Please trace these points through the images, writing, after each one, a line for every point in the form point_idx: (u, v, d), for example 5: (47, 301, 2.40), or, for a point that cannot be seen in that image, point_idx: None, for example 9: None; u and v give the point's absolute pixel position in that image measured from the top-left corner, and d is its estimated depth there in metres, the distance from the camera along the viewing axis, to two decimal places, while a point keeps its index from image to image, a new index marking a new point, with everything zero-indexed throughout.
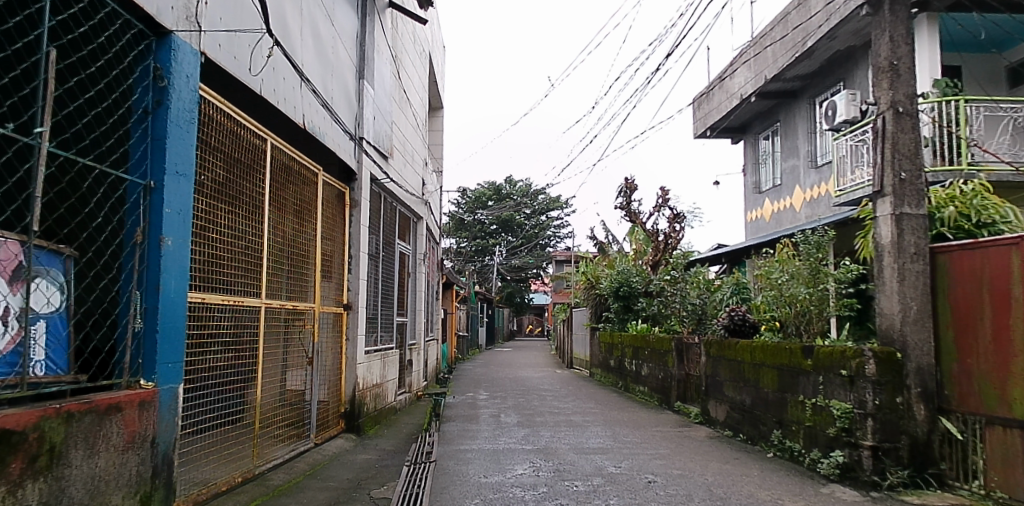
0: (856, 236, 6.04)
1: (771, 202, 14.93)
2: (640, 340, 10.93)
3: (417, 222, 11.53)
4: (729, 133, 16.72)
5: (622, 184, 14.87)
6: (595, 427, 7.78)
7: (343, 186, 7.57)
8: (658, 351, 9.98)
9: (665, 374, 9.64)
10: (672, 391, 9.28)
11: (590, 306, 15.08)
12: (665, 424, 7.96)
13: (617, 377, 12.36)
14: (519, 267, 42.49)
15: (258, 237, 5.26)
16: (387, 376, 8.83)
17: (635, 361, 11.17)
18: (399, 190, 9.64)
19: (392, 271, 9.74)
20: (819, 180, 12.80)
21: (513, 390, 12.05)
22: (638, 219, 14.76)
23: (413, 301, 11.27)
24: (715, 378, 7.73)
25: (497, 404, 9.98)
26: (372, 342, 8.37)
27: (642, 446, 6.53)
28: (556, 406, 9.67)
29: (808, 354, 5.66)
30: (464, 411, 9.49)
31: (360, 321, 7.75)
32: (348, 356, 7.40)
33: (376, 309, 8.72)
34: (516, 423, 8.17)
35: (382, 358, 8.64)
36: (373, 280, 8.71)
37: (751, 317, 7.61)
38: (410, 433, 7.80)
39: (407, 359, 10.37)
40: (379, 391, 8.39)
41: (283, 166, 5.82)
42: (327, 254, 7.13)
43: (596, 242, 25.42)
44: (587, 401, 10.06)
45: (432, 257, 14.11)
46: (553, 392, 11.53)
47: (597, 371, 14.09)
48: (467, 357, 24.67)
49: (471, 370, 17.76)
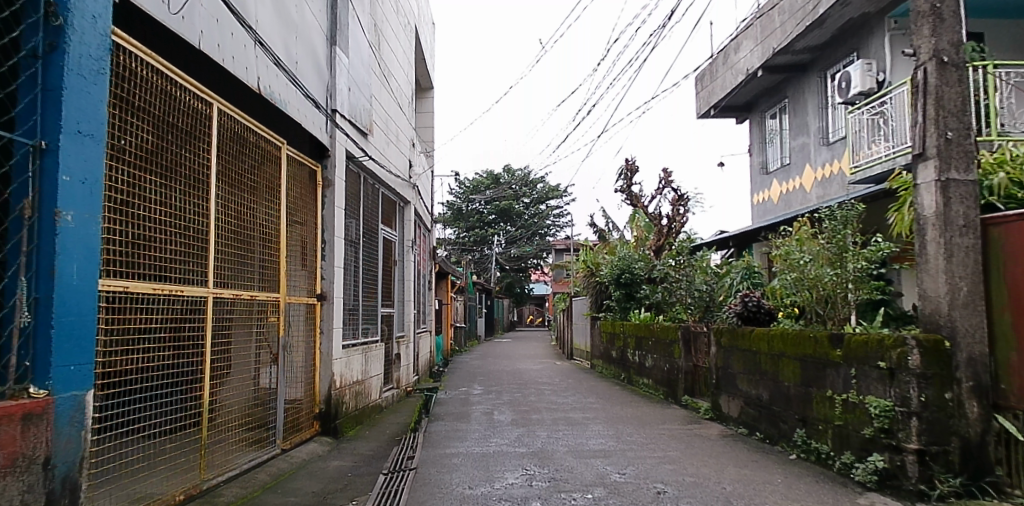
0: (890, 209, 5.32)
1: (779, 182, 14.20)
2: (644, 329, 10.26)
3: (404, 207, 10.79)
4: (734, 112, 15.96)
5: (622, 165, 14.11)
6: (596, 425, 7.10)
7: (315, 164, 6.87)
8: (664, 342, 9.31)
9: (671, 366, 8.97)
10: (679, 384, 8.59)
11: (590, 295, 14.38)
12: (672, 421, 7.27)
13: (619, 369, 11.69)
14: (519, 257, 41.81)
15: (202, 216, 4.56)
16: (371, 372, 8.16)
17: (639, 352, 10.51)
18: (381, 172, 8.90)
19: (376, 258, 9.04)
20: (832, 157, 12.08)
21: (509, 384, 11.37)
22: (640, 203, 14.01)
23: (401, 292, 10.56)
24: (727, 370, 7.04)
25: (491, 400, 9.33)
26: (351, 336, 7.67)
27: (649, 449, 5.85)
28: (554, 401, 8.99)
29: (838, 344, 4.97)
30: (454, 408, 8.81)
31: (338, 312, 7.05)
32: (322, 352, 6.70)
33: (355, 300, 8.00)
34: (509, 421, 7.49)
35: (364, 353, 7.95)
36: (353, 268, 7.98)
37: (767, 304, 6.86)
38: (394, 434, 7.14)
39: (394, 353, 9.69)
40: (362, 389, 7.71)
41: (237, 137, 5.12)
42: (296, 239, 6.41)
43: (596, 229, 24.74)
44: (588, 396, 9.38)
45: (423, 245, 13.39)
46: (552, 386, 10.86)
47: (598, 363, 13.43)
48: (465, 350, 24.04)
49: (468, 363, 17.11)
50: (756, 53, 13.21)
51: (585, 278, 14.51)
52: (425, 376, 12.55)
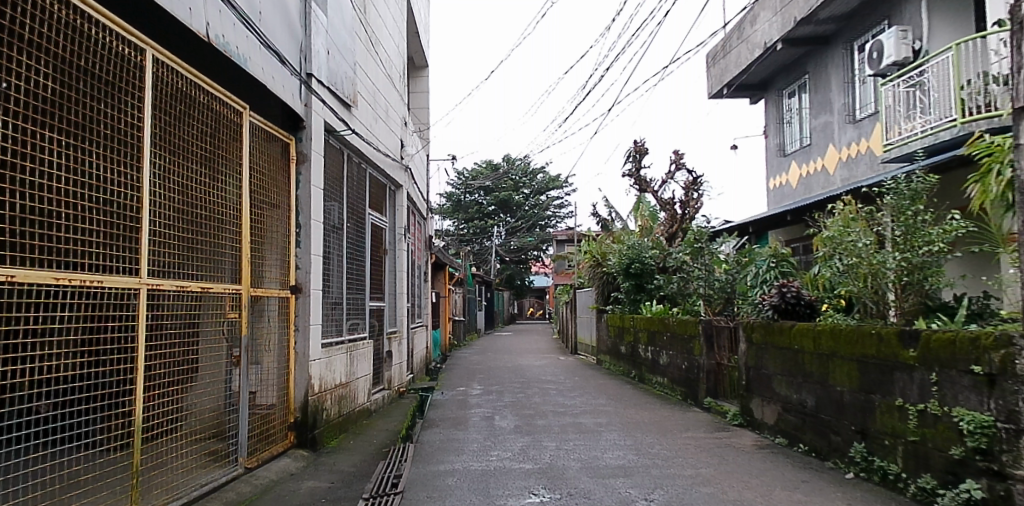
0: (969, 179, 4.49)
1: (797, 165, 13.33)
2: (659, 323, 9.40)
3: (396, 191, 9.89)
4: (747, 92, 15.06)
5: (631, 147, 13.18)
6: (612, 433, 6.24)
7: (287, 135, 5.98)
8: (681, 337, 8.46)
9: (691, 364, 8.11)
10: (700, 384, 7.74)
11: (596, 287, 13.51)
12: (698, 428, 6.41)
13: (630, 367, 10.84)
14: (519, 249, 40.99)
15: (129, 188, 3.63)
16: (357, 374, 7.29)
17: (652, 348, 9.66)
18: (367, 149, 8.00)
19: (363, 246, 8.16)
20: (858, 136, 11.22)
21: (510, 383, 10.53)
22: (649, 187, 13.09)
23: (393, 284, 9.68)
24: (761, 371, 6.16)
25: (491, 402, 8.47)
26: (333, 333, 6.80)
27: (677, 466, 4.98)
28: (562, 404, 8.13)
29: (911, 343, 4.12)
30: (451, 411, 7.97)
31: (317, 306, 6.17)
32: (297, 353, 5.82)
33: (339, 293, 7.12)
34: (512, 428, 6.63)
35: (349, 353, 7.08)
36: (335, 257, 7.09)
37: (807, 295, 6.00)
38: (381, 444, 6.29)
39: (384, 352, 8.82)
40: (347, 392, 6.85)
41: (178, 95, 4.19)
42: (263, 222, 5.49)
43: (600, 219, 23.87)
44: (597, 398, 8.53)
45: (418, 234, 12.49)
46: (557, 385, 10.00)
47: (605, 359, 12.61)
48: (463, 344, 23.21)
49: (467, 359, 16.27)
50: (776, 25, 12.27)
51: (590, 269, 13.62)
52: (421, 373, 11.70)
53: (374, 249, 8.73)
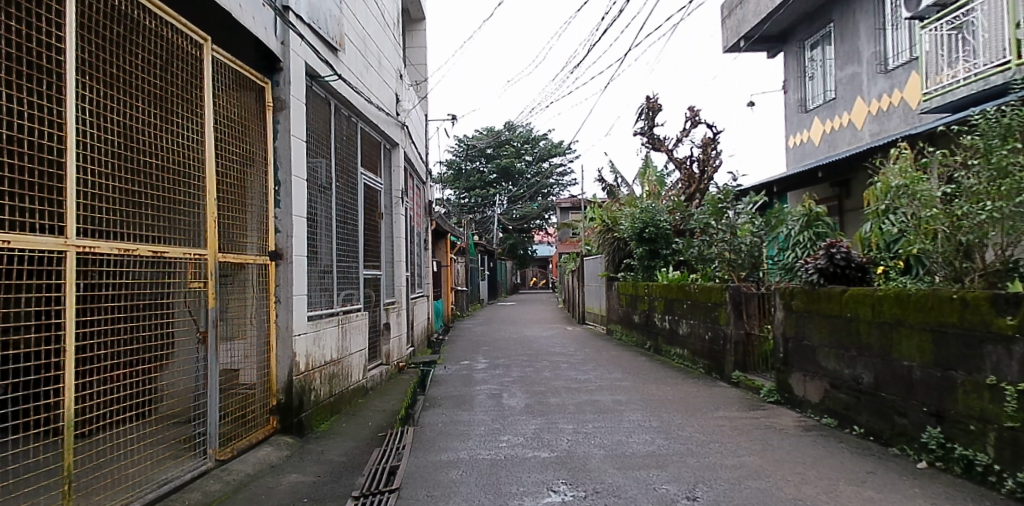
0: None
1: (819, 121, 12.44)
2: (678, 291, 8.68)
3: (391, 149, 9.06)
4: (766, 44, 14.07)
5: (643, 103, 12.21)
6: (634, 413, 5.58)
7: (262, 79, 5.17)
8: (704, 305, 7.75)
9: (715, 334, 7.42)
10: (727, 357, 7.06)
11: (606, 254, 12.75)
12: (731, 407, 5.74)
13: (644, 337, 10.18)
14: (521, 217, 40.18)
15: (48, 127, 2.84)
16: (351, 349, 6.62)
17: (670, 317, 8.99)
18: (358, 100, 7.16)
19: (355, 210, 7.40)
20: (891, 87, 10.33)
21: (517, 355, 9.89)
22: (662, 147, 12.13)
23: (391, 251, 8.94)
24: (803, 343, 5.47)
25: (498, 377, 7.83)
26: (322, 304, 6.09)
27: (716, 453, 4.30)
28: (576, 379, 7.47)
29: (1008, 310, 3.37)
30: (455, 389, 7.33)
31: (303, 274, 5.44)
32: (279, 327, 5.11)
33: (327, 260, 6.39)
34: (523, 408, 5.97)
35: (341, 326, 6.38)
36: (323, 219, 6.34)
37: (858, 256, 5.24)
38: (377, 427, 5.64)
39: (381, 324, 8.14)
40: (338, 370, 6.18)
41: (116, 15, 3.38)
42: (234, 178, 4.70)
43: (606, 185, 23.03)
44: (613, 372, 7.88)
45: (417, 199, 11.70)
46: (568, 358, 9.35)
47: (616, 329, 11.97)
48: (466, 314, 22.61)
49: (471, 330, 15.66)
50: None
51: (600, 234, 12.85)
52: (422, 346, 11.06)
53: (367, 213, 7.97)
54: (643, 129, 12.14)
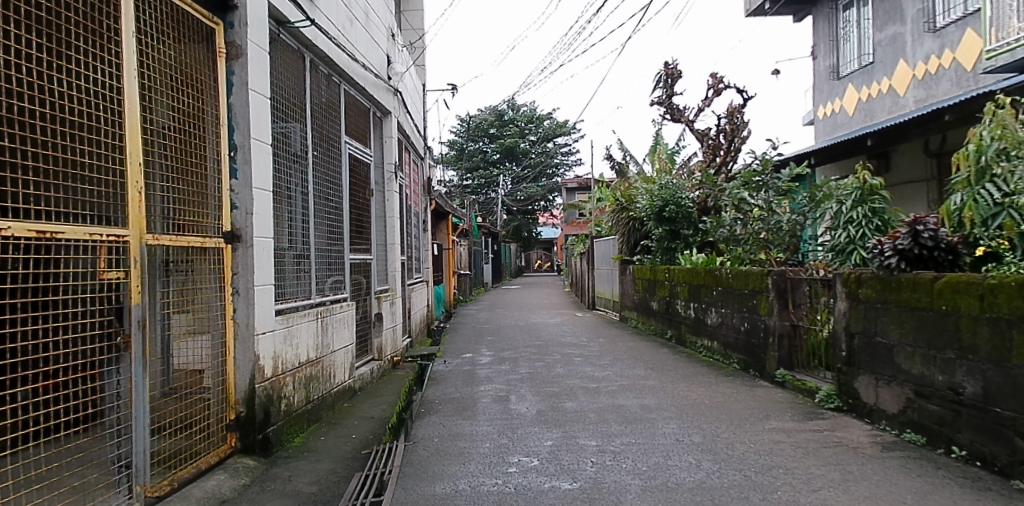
0: None
1: (854, 89, 11.25)
2: (706, 276, 7.72)
3: (382, 118, 8.03)
4: (793, 7, 12.90)
5: (661, 70, 11.02)
6: (668, 424, 4.65)
7: (214, 18, 4.11)
8: (738, 293, 6.80)
9: (752, 326, 6.48)
10: (769, 353, 6.12)
11: (620, 235, 11.76)
12: (784, 416, 4.81)
13: (664, 326, 9.24)
14: (525, 199, 39.11)
15: None
16: (335, 346, 5.72)
17: (696, 305, 8.05)
18: (341, 57, 6.13)
19: (340, 186, 6.44)
20: (940, 48, 9.16)
21: (525, 347, 8.99)
22: (681, 116, 10.82)
23: (384, 233, 7.97)
24: (876, 341, 4.51)
25: (503, 375, 6.93)
26: (297, 295, 5.15)
27: (785, 486, 3.38)
28: (594, 378, 6.55)
29: None
30: (455, 389, 6.42)
31: (269, 258, 4.48)
32: (238, 324, 4.16)
33: (303, 243, 5.44)
34: (534, 417, 5.05)
35: (321, 320, 5.46)
36: (297, 195, 5.37)
37: (948, 235, 4.25)
38: (362, 441, 4.74)
39: (372, 315, 7.23)
40: (318, 371, 5.27)
41: None
42: (171, 135, 3.64)
43: (615, 164, 21.98)
44: (636, 369, 6.95)
45: (414, 177, 10.70)
46: (582, 350, 8.42)
47: (631, 316, 11.06)
48: (470, 298, 21.71)
49: (474, 316, 14.77)
50: None
51: (613, 214, 11.86)
52: (421, 337, 10.16)
53: (353, 189, 6.98)
54: (660, 98, 10.95)
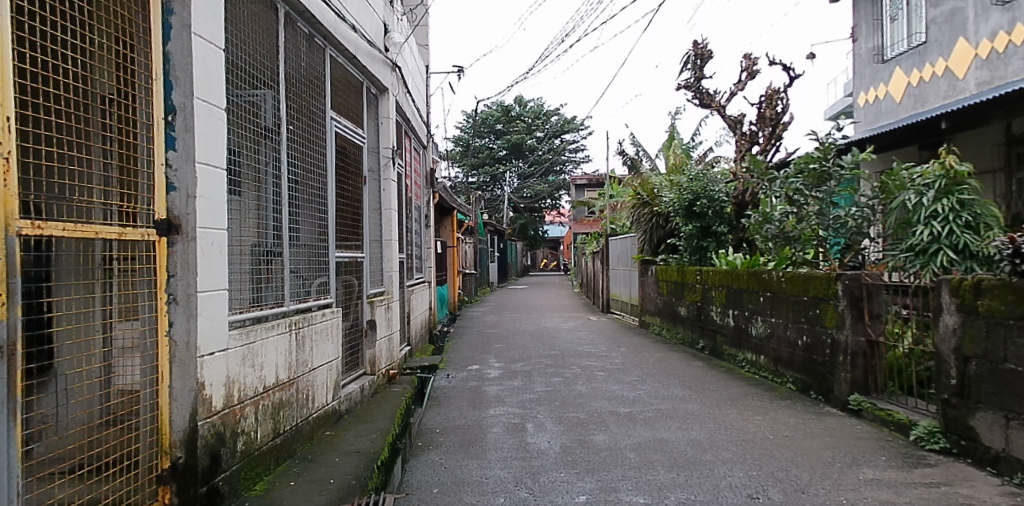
0: None
1: (902, 72, 10.15)
2: (750, 280, 6.69)
3: (377, 95, 6.99)
4: None
5: (688, 50, 9.97)
6: (732, 471, 3.64)
7: None
8: (794, 301, 5.77)
9: (812, 341, 5.45)
10: (838, 374, 5.09)
11: (640, 233, 10.73)
12: (878, 462, 3.78)
13: (695, 334, 8.23)
14: (532, 197, 38.10)
15: None
16: (315, 363, 4.73)
17: (735, 313, 7.03)
18: (324, 15, 5.09)
19: (326, 171, 5.44)
20: (1009, 23, 8.05)
21: (539, 357, 7.99)
22: (711, 101, 9.78)
23: (379, 227, 6.96)
24: (1006, 368, 3.46)
25: (517, 394, 5.94)
26: (260, 302, 4.14)
27: None
28: (623, 401, 5.54)
29: None
30: (460, 413, 5.42)
31: (221, 256, 3.50)
32: (175, 343, 3.12)
33: (274, 239, 4.45)
34: (559, 457, 4.04)
35: (296, 332, 4.46)
36: (268, 180, 4.39)
37: None
38: (342, 485, 3.72)
39: (364, 322, 6.25)
40: (291, 396, 4.28)
41: None
42: (72, 87, 2.62)
43: (627, 160, 20.99)
44: (671, 388, 5.93)
45: (416, 167, 9.71)
46: (604, 363, 7.41)
47: (654, 322, 10.05)
48: (476, 300, 20.76)
49: (481, 319, 13.81)
50: None
51: (632, 210, 10.82)
52: (423, 344, 9.19)
53: (341, 175, 5.96)
54: (688, 81, 9.86)
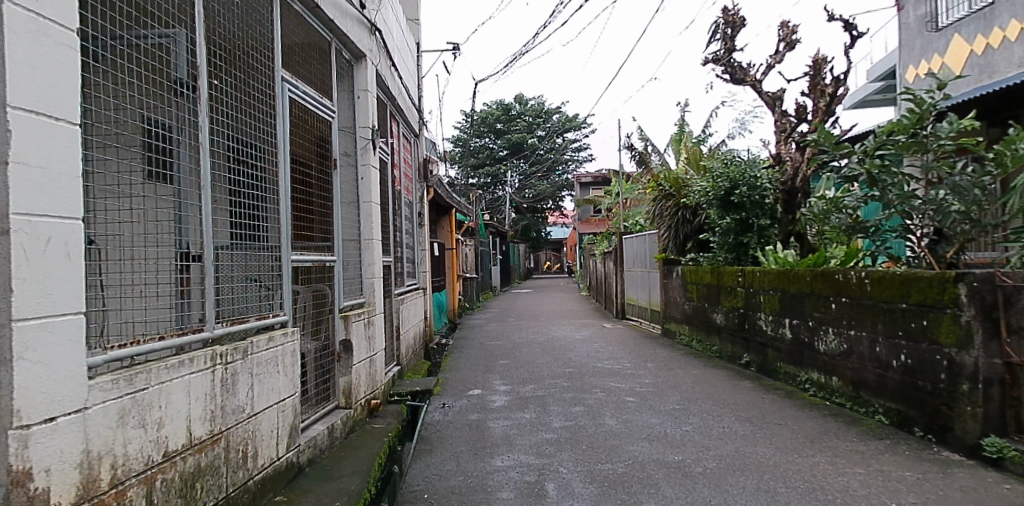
0: None
1: (963, 41, 8.85)
2: (815, 283, 5.43)
3: (352, 63, 5.71)
4: None
5: (716, 18, 8.71)
6: None
7: None
8: (885, 309, 4.49)
9: (916, 362, 4.15)
10: (958, 408, 3.77)
11: (663, 230, 9.45)
12: None
13: (738, 347, 6.94)
14: (535, 198, 36.80)
15: None
16: (257, 405, 3.44)
17: (795, 323, 5.74)
18: None
19: (280, 150, 4.18)
20: None
21: (552, 378, 6.72)
22: (744, 75, 8.50)
23: (357, 224, 5.68)
24: None
25: (529, 432, 4.66)
26: (149, 333, 2.82)
27: None
28: (668, 442, 4.25)
29: None
30: (458, 463, 4.13)
31: (72, 261, 2.20)
32: None
33: (184, 238, 3.11)
34: None
35: (224, 365, 3.14)
36: (179, 153, 3.14)
37: None
38: None
39: (336, 343, 4.97)
40: (215, 458, 2.98)
41: None
42: None
43: (636, 155, 19.79)
44: (727, 423, 4.64)
45: (406, 157, 8.46)
46: (633, 385, 6.13)
47: (682, 332, 8.77)
48: (479, 306, 19.50)
49: (484, 329, 12.55)
50: None
51: (653, 203, 9.56)
52: (416, 362, 7.93)
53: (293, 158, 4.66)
54: (717, 54, 8.59)
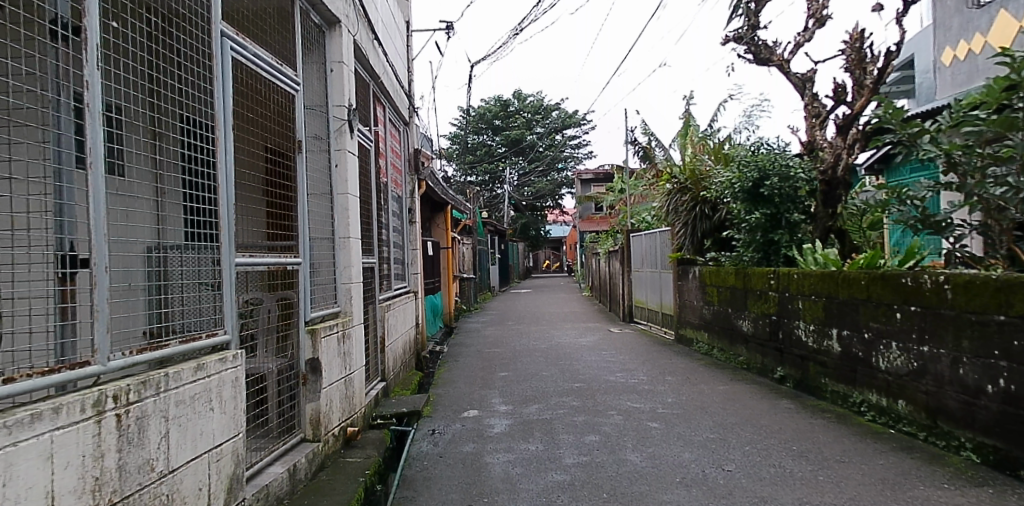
0: None
1: (1007, 15, 7.91)
2: (873, 289, 4.58)
3: (323, 30, 4.85)
4: None
5: None
6: None
7: None
8: (975, 322, 3.64)
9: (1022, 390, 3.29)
10: None
11: (676, 226, 8.60)
12: None
13: (771, 360, 6.09)
14: (534, 196, 35.98)
15: None
16: (175, 459, 2.58)
17: (846, 335, 4.89)
18: None
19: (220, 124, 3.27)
20: None
21: (560, 395, 5.87)
22: (769, 53, 7.65)
23: (330, 220, 4.82)
24: None
25: (535, 472, 3.82)
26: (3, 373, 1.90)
27: None
28: (710, 489, 3.41)
29: None
30: None
31: None
32: None
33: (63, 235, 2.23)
34: None
35: (120, 415, 2.25)
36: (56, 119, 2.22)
37: None
38: None
39: (301, 363, 4.11)
40: None
41: None
42: None
43: (640, 150, 18.97)
44: (778, 460, 3.80)
45: (394, 146, 7.60)
46: (654, 406, 5.29)
47: (700, 339, 7.93)
48: (476, 307, 18.70)
49: (482, 334, 11.70)
50: None
51: (667, 198, 8.72)
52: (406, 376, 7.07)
53: (243, 138, 3.78)
54: (739, 31, 7.75)
